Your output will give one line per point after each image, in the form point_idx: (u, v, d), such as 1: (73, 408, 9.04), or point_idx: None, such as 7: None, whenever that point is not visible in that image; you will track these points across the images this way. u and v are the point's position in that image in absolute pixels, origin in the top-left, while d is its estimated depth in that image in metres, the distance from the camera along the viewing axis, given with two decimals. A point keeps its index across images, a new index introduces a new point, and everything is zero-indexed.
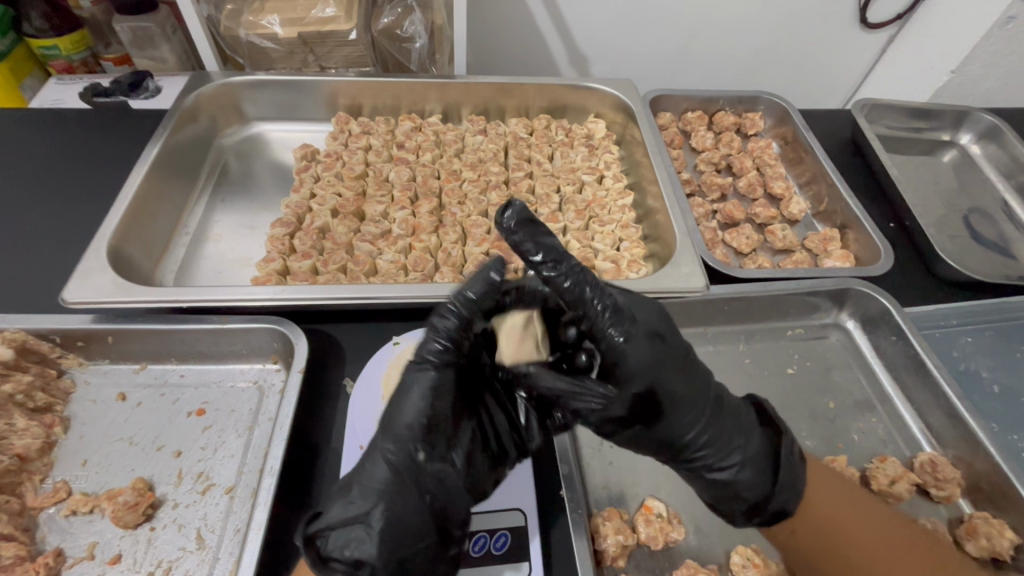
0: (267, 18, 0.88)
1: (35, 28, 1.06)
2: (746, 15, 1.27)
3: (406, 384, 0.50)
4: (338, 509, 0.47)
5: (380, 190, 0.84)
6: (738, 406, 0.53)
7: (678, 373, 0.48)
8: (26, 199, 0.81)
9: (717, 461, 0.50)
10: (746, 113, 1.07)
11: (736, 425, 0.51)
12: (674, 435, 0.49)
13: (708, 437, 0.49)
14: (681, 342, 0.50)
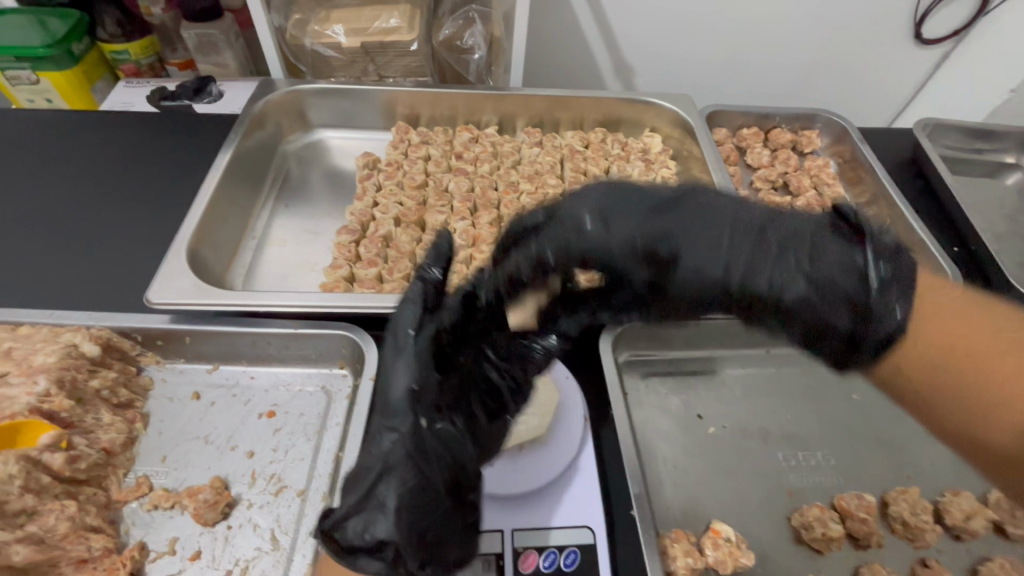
0: (332, 27, 0.91)
1: (109, 34, 1.11)
2: (798, 29, 1.26)
3: (389, 358, 0.51)
4: (350, 494, 0.48)
5: (440, 199, 0.85)
6: (784, 224, 0.47)
7: (660, 223, 0.48)
8: (105, 200, 0.84)
9: (828, 293, 0.45)
10: (803, 130, 1.06)
11: (776, 247, 0.46)
12: (786, 289, 0.46)
13: (795, 276, 0.46)
14: (659, 194, 0.50)
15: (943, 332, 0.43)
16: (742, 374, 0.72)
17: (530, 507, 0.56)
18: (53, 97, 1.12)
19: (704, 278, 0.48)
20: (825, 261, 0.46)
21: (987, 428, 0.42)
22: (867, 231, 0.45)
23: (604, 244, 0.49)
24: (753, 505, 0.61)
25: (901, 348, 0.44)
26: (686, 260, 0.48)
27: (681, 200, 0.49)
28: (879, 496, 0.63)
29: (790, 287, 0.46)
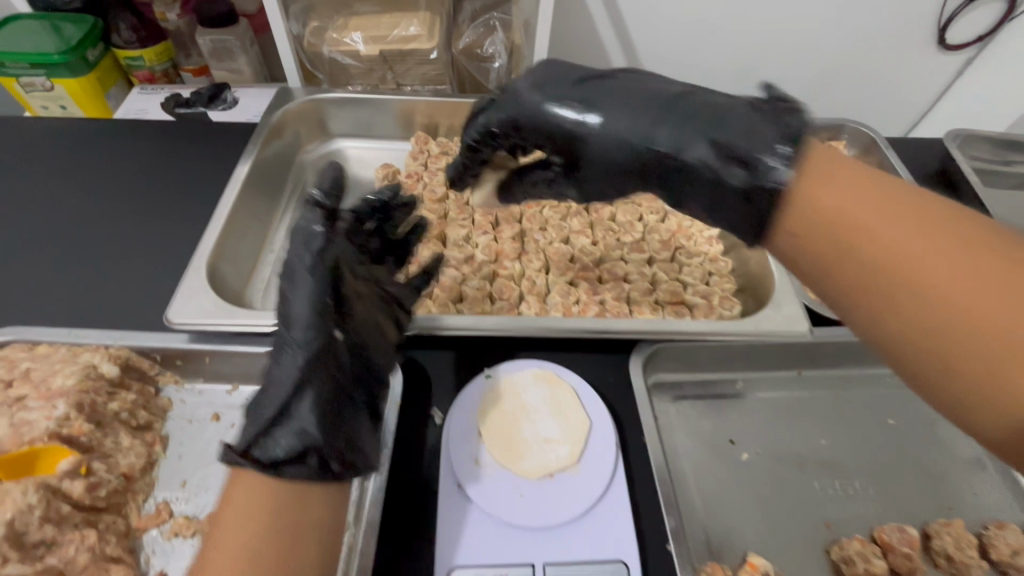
0: (350, 35, 0.89)
1: (123, 40, 1.10)
2: (821, 35, 1.23)
3: (287, 282, 0.50)
4: (264, 412, 0.48)
5: (462, 213, 0.83)
6: (698, 98, 0.48)
7: (582, 91, 0.51)
8: (121, 212, 0.83)
9: (739, 150, 0.44)
10: (829, 141, 1.04)
11: (688, 112, 0.48)
12: (686, 151, 0.47)
13: (699, 134, 0.46)
14: (586, 71, 0.53)
15: (836, 204, 0.39)
16: (772, 398, 0.70)
17: (561, 540, 0.54)
18: (67, 103, 1.11)
19: (624, 138, 0.49)
20: (735, 126, 0.45)
21: (870, 311, 0.39)
22: (771, 105, 0.45)
23: (529, 108, 0.53)
24: (789, 537, 0.59)
25: (796, 210, 0.41)
26: (598, 121, 0.50)
27: (611, 74, 0.53)
28: (921, 528, 0.61)
29: (694, 147, 0.46)
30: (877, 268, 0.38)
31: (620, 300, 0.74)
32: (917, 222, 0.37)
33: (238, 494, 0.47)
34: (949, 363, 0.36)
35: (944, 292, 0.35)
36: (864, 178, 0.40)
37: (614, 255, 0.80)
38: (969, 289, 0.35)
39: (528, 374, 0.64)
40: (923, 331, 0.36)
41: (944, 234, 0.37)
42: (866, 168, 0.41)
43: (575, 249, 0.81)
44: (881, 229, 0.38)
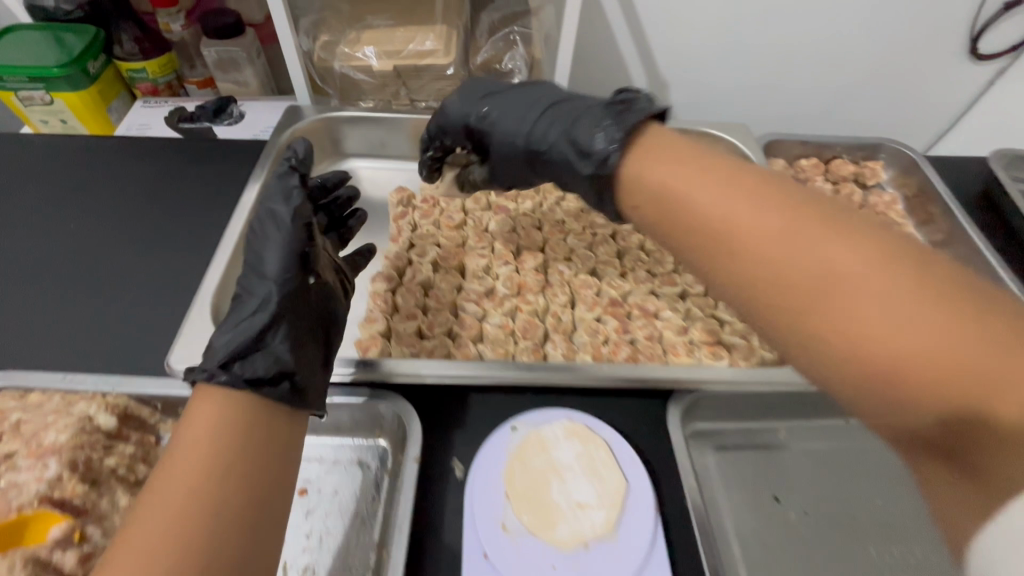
0: (364, 49, 0.83)
1: (126, 52, 1.06)
2: (849, 49, 1.18)
3: (264, 223, 0.55)
4: (234, 339, 0.50)
5: (481, 241, 0.78)
6: (565, 103, 0.62)
7: (485, 102, 0.66)
8: (124, 241, 0.79)
9: (585, 136, 0.55)
10: (865, 161, 0.98)
11: (567, 113, 0.60)
12: (548, 143, 0.60)
13: (562, 129, 0.59)
14: (494, 85, 0.67)
15: (658, 181, 0.48)
16: (818, 448, 0.65)
17: None
18: (67, 118, 1.07)
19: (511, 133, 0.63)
20: (582, 120, 0.57)
21: (709, 274, 0.44)
22: (620, 98, 0.56)
23: (452, 120, 0.68)
24: None
25: (637, 180, 0.50)
26: (493, 124, 0.65)
27: (509, 88, 0.66)
28: None
29: (552, 139, 0.60)
30: (714, 230, 0.43)
31: (652, 339, 0.69)
32: (743, 189, 0.44)
33: (195, 413, 0.43)
34: (773, 314, 0.41)
35: (765, 249, 0.40)
36: (697, 156, 0.48)
37: (644, 288, 0.75)
38: (748, 221, 0.42)
39: (558, 427, 0.59)
40: (748, 282, 0.42)
41: (751, 193, 0.43)
42: (699, 146, 0.50)
43: (602, 280, 0.76)
44: (697, 197, 0.45)
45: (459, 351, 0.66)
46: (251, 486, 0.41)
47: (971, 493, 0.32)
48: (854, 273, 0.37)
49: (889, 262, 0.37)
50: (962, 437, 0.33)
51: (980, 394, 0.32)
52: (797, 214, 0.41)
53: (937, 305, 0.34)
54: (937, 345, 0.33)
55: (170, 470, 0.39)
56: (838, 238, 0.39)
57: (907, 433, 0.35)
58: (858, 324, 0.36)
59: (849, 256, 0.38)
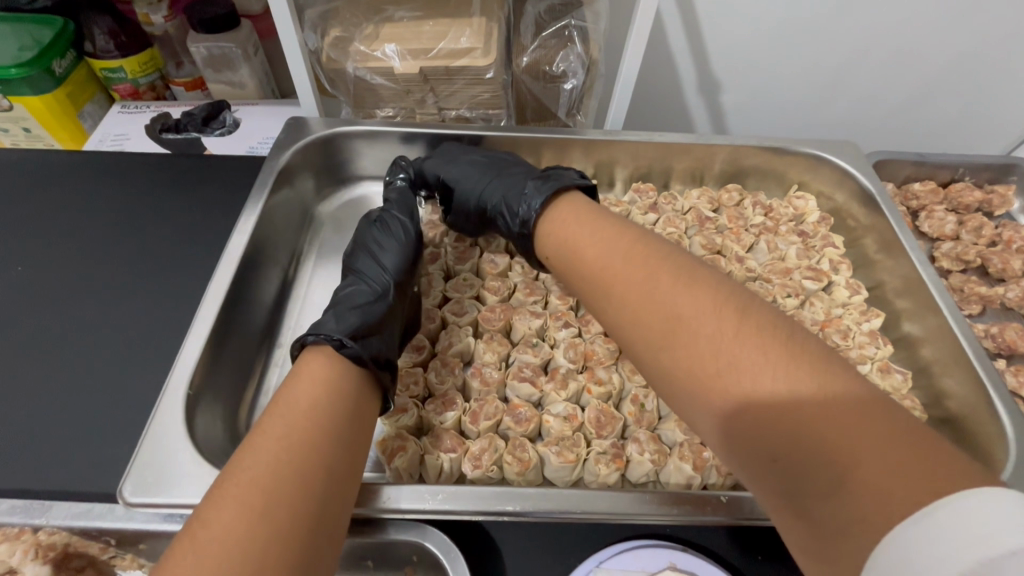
0: (383, 47, 0.65)
1: (98, 47, 0.88)
2: (992, 38, 0.86)
3: (383, 236, 0.60)
4: (349, 318, 0.51)
5: (532, 293, 0.62)
6: (511, 169, 0.65)
7: (445, 167, 0.67)
8: (78, 288, 0.62)
9: (515, 208, 0.59)
10: (992, 185, 0.81)
11: (508, 173, 0.64)
12: (489, 205, 0.62)
13: (499, 194, 0.62)
14: (456, 148, 0.69)
15: (567, 240, 0.53)
16: None
17: None
18: (31, 126, 0.91)
19: (460, 188, 0.64)
20: (513, 192, 0.60)
21: (600, 315, 0.47)
22: (555, 174, 0.61)
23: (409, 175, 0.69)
24: None
25: (554, 250, 0.54)
26: (448, 185, 0.66)
27: (467, 152, 0.68)
28: None
29: (491, 202, 0.62)
30: (598, 285, 0.47)
31: None
32: (617, 237, 0.49)
33: (300, 373, 0.44)
34: (638, 351, 0.42)
35: (623, 288, 0.44)
36: (592, 213, 0.53)
37: None
38: (621, 270, 0.46)
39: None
40: (625, 323, 0.44)
41: (634, 251, 0.46)
42: (597, 205, 0.55)
43: None
44: (590, 254, 0.49)
45: (514, 456, 0.50)
46: (347, 449, 0.41)
47: (812, 537, 0.31)
48: (686, 312, 0.39)
49: (722, 303, 0.39)
50: (796, 474, 0.32)
51: (806, 430, 0.31)
52: (659, 266, 0.44)
53: (762, 341, 0.35)
54: (755, 382, 0.34)
55: (267, 436, 0.38)
56: (689, 290, 0.40)
57: (752, 472, 0.34)
58: (701, 364, 0.37)
59: (688, 297, 0.40)
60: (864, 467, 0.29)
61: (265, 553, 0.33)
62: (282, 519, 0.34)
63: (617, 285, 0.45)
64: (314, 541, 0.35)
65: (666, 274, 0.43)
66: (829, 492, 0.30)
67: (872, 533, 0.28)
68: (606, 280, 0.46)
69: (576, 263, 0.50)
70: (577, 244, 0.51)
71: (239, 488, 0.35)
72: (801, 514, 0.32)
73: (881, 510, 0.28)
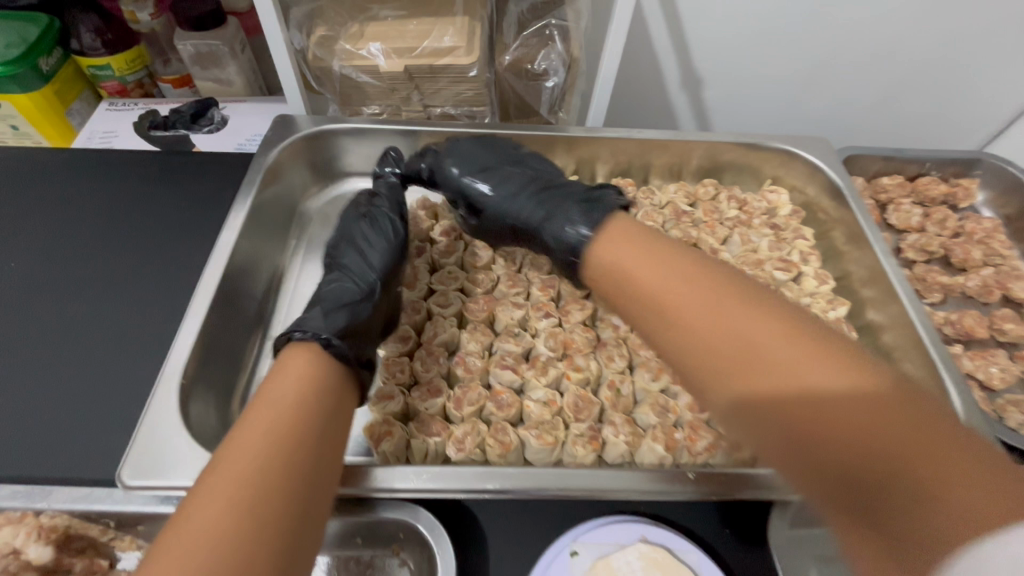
0: (369, 46, 0.67)
1: (84, 45, 0.88)
2: (961, 37, 0.89)
3: (370, 234, 0.62)
4: (335, 317, 0.52)
5: (515, 285, 0.65)
6: (553, 185, 0.61)
7: (481, 174, 0.63)
8: (70, 283, 0.64)
9: (559, 228, 0.56)
10: (957, 179, 0.84)
11: (552, 192, 0.61)
12: (529, 222, 0.60)
13: (540, 213, 0.59)
14: (493, 152, 0.65)
15: (616, 257, 0.48)
16: None
17: None
18: (18, 123, 0.91)
19: (497, 203, 0.62)
20: (558, 212, 0.57)
21: (647, 331, 0.44)
22: (604, 198, 0.58)
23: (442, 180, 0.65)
24: None
25: (602, 267, 0.49)
26: (484, 193, 0.62)
27: (507, 161, 0.64)
28: None
29: (533, 220, 0.59)
30: (646, 304, 0.44)
31: None
32: (666, 252, 0.46)
33: (285, 367, 0.46)
34: (693, 368, 0.40)
35: (680, 304, 0.41)
36: (641, 232, 0.49)
37: None
38: (675, 285, 0.42)
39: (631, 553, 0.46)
40: (681, 339, 0.41)
41: (682, 266, 0.44)
42: (647, 227, 0.50)
43: None
44: (639, 271, 0.45)
45: (496, 439, 0.52)
46: (325, 444, 0.43)
47: (880, 546, 0.31)
48: (762, 329, 0.38)
49: (781, 317, 0.38)
50: (874, 486, 0.32)
51: (890, 443, 0.31)
52: (713, 281, 0.42)
53: (835, 360, 0.35)
54: (829, 393, 0.34)
55: (252, 430, 0.40)
56: (749, 304, 0.39)
57: (818, 483, 0.34)
58: (769, 378, 0.36)
59: (751, 310, 0.39)
60: (944, 478, 0.30)
61: (251, 547, 0.34)
62: (265, 514, 0.36)
63: (675, 302, 0.42)
64: (295, 535, 0.37)
65: (724, 288, 0.41)
66: (907, 503, 0.30)
67: (952, 543, 0.28)
68: (661, 299, 0.43)
69: (623, 279, 0.46)
70: (623, 260, 0.47)
71: (224, 482, 0.37)
72: (868, 524, 0.32)
73: (968, 523, 0.28)
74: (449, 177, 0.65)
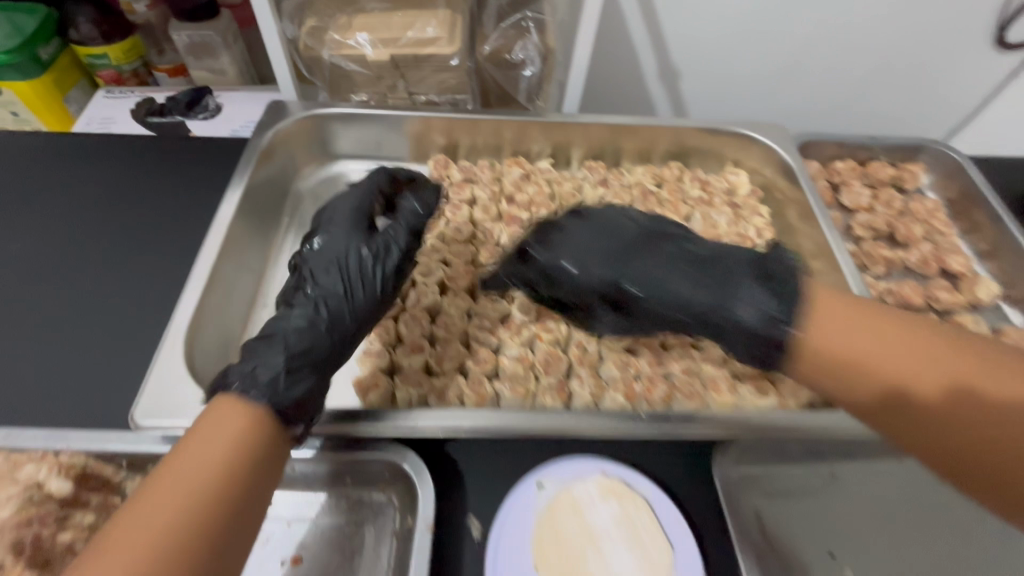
0: (355, 36, 0.72)
1: (83, 35, 0.92)
2: (911, 33, 0.96)
3: (366, 266, 0.53)
4: (295, 374, 0.46)
5: (494, 257, 0.70)
6: (716, 258, 0.49)
7: (619, 264, 0.51)
8: (77, 257, 0.68)
9: (751, 321, 0.45)
10: (904, 163, 0.91)
11: (705, 268, 0.49)
12: (696, 310, 0.47)
13: (706, 300, 0.47)
14: (622, 231, 0.53)
15: (837, 350, 0.41)
16: (872, 497, 0.59)
17: None
18: (19, 109, 0.95)
19: (645, 290, 0.50)
20: (739, 294, 0.46)
21: (845, 399, 0.42)
22: (779, 269, 0.46)
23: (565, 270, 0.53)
24: None
25: (820, 367, 0.42)
26: (626, 280, 0.50)
27: (645, 237, 0.53)
28: None
29: (702, 307, 0.47)
30: (851, 378, 0.41)
31: (691, 373, 0.62)
32: (863, 312, 0.42)
33: (224, 419, 0.40)
34: (888, 423, 0.40)
35: (886, 370, 0.39)
36: (852, 307, 0.43)
37: None
38: (877, 351, 0.40)
39: (591, 484, 0.52)
40: (883, 400, 0.40)
41: (879, 325, 0.41)
42: (861, 300, 0.43)
43: None
44: (860, 357, 0.40)
45: (473, 390, 0.58)
46: (250, 512, 0.38)
47: None
48: (930, 363, 0.39)
49: (961, 347, 0.39)
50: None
51: None
52: (911, 333, 0.40)
53: (1000, 371, 0.38)
54: (1003, 404, 0.36)
55: (169, 489, 0.35)
56: (939, 352, 0.39)
57: (990, 492, 0.37)
58: (961, 415, 0.37)
59: (934, 353, 0.39)
60: None
61: None
62: None
63: (878, 371, 0.40)
64: None
65: (919, 338, 0.40)
66: None
67: None
68: (865, 369, 0.40)
69: (837, 368, 0.41)
70: (837, 342, 0.41)
71: (122, 546, 0.33)
72: None
73: None
74: (556, 263, 0.54)
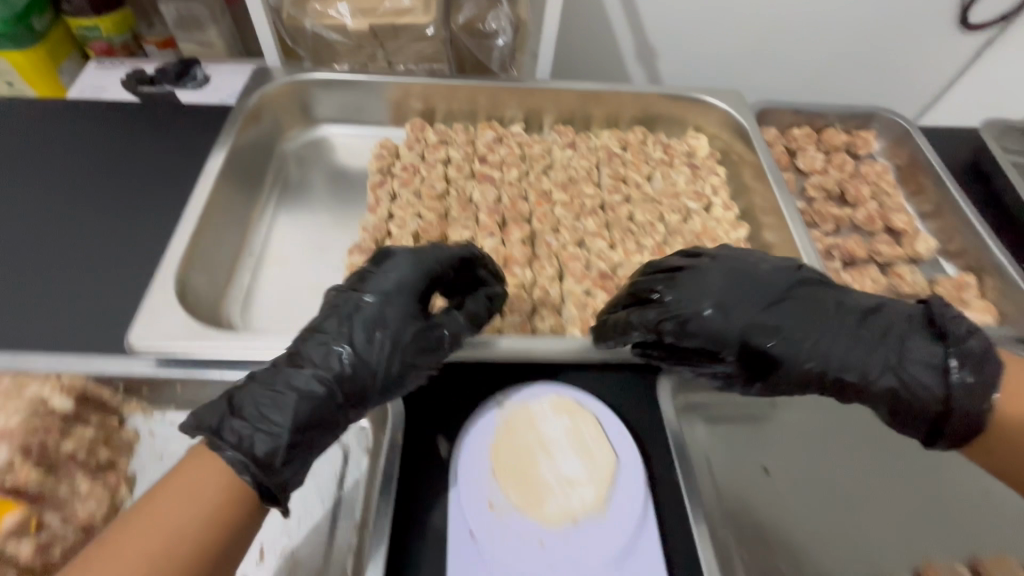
0: (337, 6, 0.76)
1: (75, 8, 0.96)
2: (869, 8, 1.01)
3: (407, 368, 0.51)
4: (292, 462, 0.46)
5: (465, 212, 0.76)
6: (879, 319, 0.49)
7: (774, 314, 0.50)
8: (71, 208, 0.72)
9: (920, 386, 0.47)
10: (857, 130, 0.96)
11: (861, 324, 0.49)
12: (863, 376, 0.48)
13: (876, 367, 0.48)
14: (770, 283, 0.51)
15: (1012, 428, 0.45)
16: (803, 420, 0.65)
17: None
18: (13, 79, 0.99)
19: (807, 355, 0.49)
20: (914, 358, 0.48)
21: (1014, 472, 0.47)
22: (955, 337, 0.47)
23: (718, 325, 0.50)
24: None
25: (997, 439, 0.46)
26: (782, 341, 0.49)
27: (795, 288, 0.51)
28: (968, 563, 0.57)
29: (870, 374, 0.48)
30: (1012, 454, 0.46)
31: None
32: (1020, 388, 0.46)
33: (197, 491, 0.42)
34: None
35: None
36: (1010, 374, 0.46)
37: (635, 260, 0.73)
38: None
39: (545, 401, 0.58)
40: None
41: None
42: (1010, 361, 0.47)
43: (591, 253, 0.73)
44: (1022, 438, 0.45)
45: None
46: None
47: None
48: None
49: None
50: None
51: None
52: None
53: None
54: None
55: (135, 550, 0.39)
56: None
57: None
58: None
59: None
60: None
61: None
62: None
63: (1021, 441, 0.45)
64: None
65: None
66: None
67: None
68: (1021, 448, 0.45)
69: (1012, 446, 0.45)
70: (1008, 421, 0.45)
71: None
72: None
73: None
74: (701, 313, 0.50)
